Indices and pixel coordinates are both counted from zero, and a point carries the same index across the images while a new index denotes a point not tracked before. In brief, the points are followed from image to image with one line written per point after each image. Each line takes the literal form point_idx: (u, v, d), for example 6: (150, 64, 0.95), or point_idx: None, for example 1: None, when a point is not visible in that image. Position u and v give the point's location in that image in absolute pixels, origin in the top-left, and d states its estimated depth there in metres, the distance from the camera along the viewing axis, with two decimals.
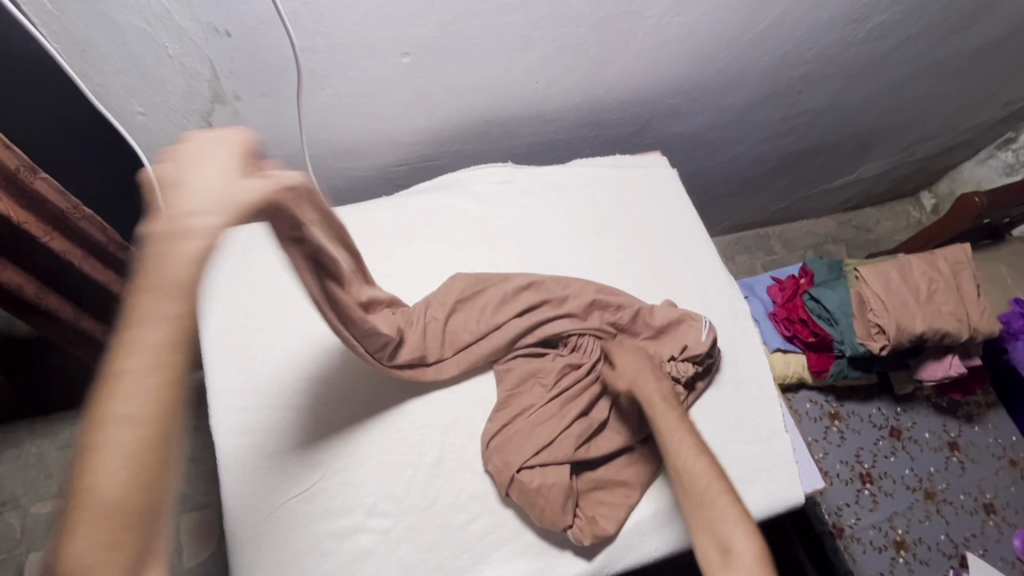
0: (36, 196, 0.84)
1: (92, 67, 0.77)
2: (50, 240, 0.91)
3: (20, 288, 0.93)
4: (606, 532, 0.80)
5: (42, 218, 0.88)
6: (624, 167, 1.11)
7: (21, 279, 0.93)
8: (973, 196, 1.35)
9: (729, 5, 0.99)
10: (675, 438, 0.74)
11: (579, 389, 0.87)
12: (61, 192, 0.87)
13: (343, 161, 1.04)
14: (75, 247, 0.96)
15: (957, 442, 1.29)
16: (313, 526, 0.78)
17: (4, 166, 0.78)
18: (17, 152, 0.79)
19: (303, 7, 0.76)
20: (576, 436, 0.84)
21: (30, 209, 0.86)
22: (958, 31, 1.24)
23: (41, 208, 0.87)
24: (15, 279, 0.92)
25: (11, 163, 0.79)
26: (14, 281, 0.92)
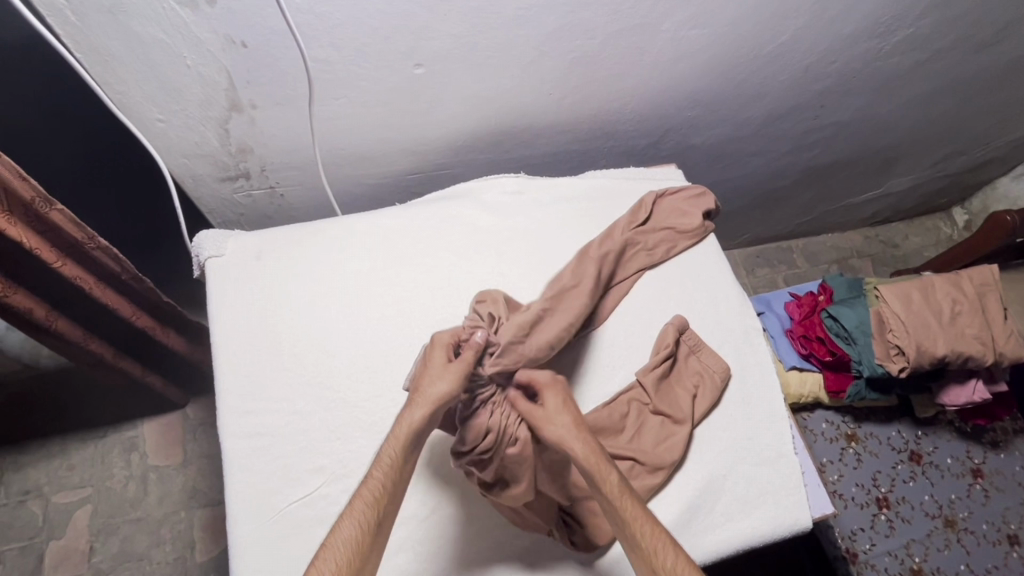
0: (51, 226, 0.84)
1: (114, 76, 0.79)
2: (66, 267, 0.90)
3: (29, 311, 0.91)
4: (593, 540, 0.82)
5: (57, 246, 0.87)
6: (637, 179, 1.10)
7: (29, 303, 0.91)
8: (1005, 215, 1.31)
9: (748, 18, 0.98)
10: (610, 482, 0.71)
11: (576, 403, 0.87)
12: (75, 223, 0.86)
13: (357, 168, 1.05)
14: (90, 273, 0.94)
15: (981, 469, 1.25)
16: (314, 531, 0.80)
17: (20, 197, 0.78)
18: (33, 182, 0.78)
19: (317, 19, 0.77)
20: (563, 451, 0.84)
21: (45, 236, 0.85)
22: (989, 45, 1.20)
23: (56, 236, 0.86)
24: (25, 303, 0.90)
25: (25, 194, 0.78)
26: (23, 306, 0.90)
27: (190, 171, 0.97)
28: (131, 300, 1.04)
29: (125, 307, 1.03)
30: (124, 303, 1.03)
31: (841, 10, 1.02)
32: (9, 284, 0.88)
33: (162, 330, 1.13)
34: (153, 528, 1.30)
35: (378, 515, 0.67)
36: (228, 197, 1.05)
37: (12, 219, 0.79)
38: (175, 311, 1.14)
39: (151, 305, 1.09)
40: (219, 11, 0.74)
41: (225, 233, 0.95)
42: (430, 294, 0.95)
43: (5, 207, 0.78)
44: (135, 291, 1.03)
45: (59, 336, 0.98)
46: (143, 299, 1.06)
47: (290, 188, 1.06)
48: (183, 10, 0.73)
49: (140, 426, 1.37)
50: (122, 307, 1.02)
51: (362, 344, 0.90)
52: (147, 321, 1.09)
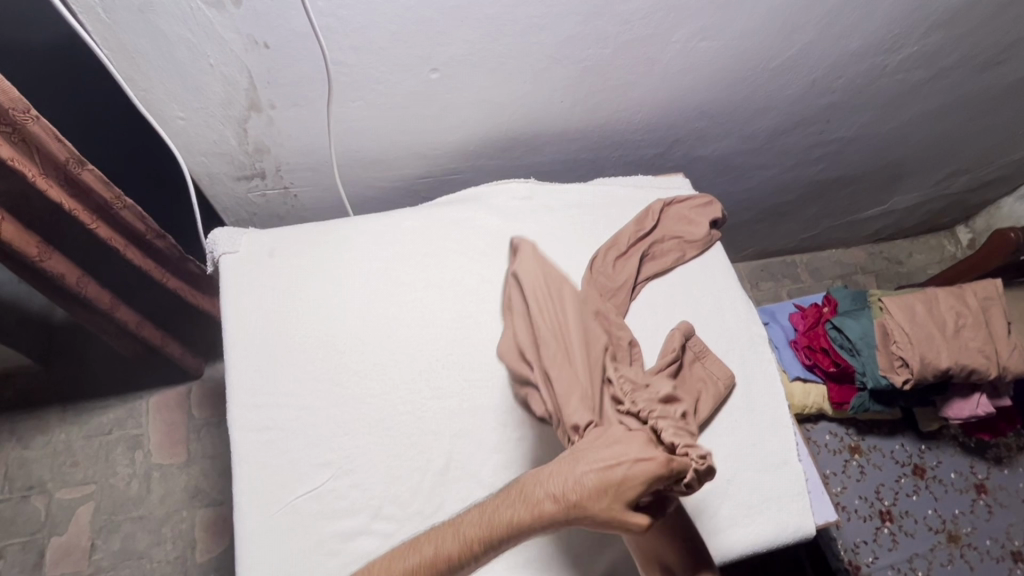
0: (83, 187, 0.86)
1: (140, 74, 0.82)
2: (100, 228, 0.93)
3: (61, 277, 0.95)
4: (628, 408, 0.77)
5: (88, 207, 0.90)
6: (646, 188, 1.12)
7: (63, 268, 0.95)
8: (1009, 232, 1.32)
9: (758, 31, 1.00)
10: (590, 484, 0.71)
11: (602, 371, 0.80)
12: (106, 183, 0.88)
13: (369, 171, 1.07)
14: (119, 235, 0.97)
15: (985, 485, 1.24)
16: (319, 525, 0.81)
17: (53, 157, 0.80)
18: (67, 144, 0.81)
19: (338, 22, 0.79)
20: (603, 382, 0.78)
21: (77, 197, 0.87)
22: (994, 64, 1.22)
23: (87, 198, 0.88)
24: (59, 267, 0.94)
25: (60, 155, 0.80)
26: (57, 270, 0.94)
27: (207, 169, 0.99)
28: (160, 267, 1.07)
29: (153, 269, 1.05)
30: (154, 266, 1.05)
31: (848, 26, 1.04)
32: (47, 249, 0.91)
33: (192, 291, 1.16)
34: (155, 527, 1.30)
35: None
36: (242, 196, 1.07)
37: (47, 180, 0.82)
38: (199, 272, 1.16)
39: (177, 267, 1.11)
40: (243, 12, 0.76)
41: (240, 230, 0.97)
42: (440, 291, 0.96)
43: (40, 167, 0.80)
44: (162, 253, 1.05)
45: (89, 300, 1.01)
46: (170, 261, 1.08)
47: (303, 189, 1.08)
48: (210, 10, 0.75)
49: (145, 424, 1.38)
50: (151, 268, 1.04)
51: (372, 345, 0.91)
52: (178, 282, 1.12)
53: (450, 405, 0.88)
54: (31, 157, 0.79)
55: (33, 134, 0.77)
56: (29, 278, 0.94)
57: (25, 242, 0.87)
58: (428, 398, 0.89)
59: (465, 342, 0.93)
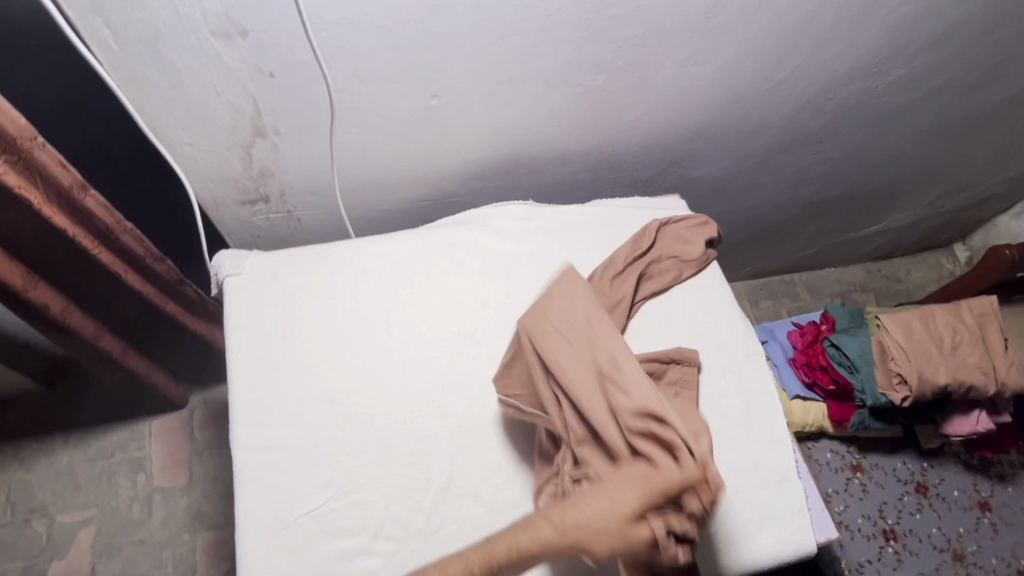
0: (85, 213, 0.88)
1: (148, 102, 0.84)
2: (101, 253, 0.95)
3: (46, 307, 0.97)
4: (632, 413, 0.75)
5: (89, 232, 0.92)
6: (642, 208, 1.14)
7: (48, 298, 0.97)
8: (1003, 249, 1.33)
9: (749, 56, 1.03)
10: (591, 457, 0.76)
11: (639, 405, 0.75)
12: (107, 208, 0.90)
13: (371, 194, 1.09)
14: (120, 259, 0.98)
15: (989, 502, 1.24)
16: (320, 545, 0.81)
17: (58, 184, 0.82)
18: (72, 171, 0.83)
19: (340, 51, 0.82)
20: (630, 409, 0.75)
21: (79, 222, 0.89)
22: (982, 85, 1.25)
23: (88, 222, 0.90)
24: (44, 297, 0.96)
25: (64, 182, 0.82)
26: (43, 300, 0.97)
27: (213, 193, 1.01)
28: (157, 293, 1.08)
29: (152, 293, 1.07)
30: (152, 290, 1.07)
31: (837, 50, 1.07)
32: (33, 279, 0.94)
33: (187, 315, 1.17)
34: (156, 550, 1.30)
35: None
36: (246, 220, 1.09)
37: (51, 207, 0.84)
38: (197, 298, 1.17)
39: (177, 292, 1.12)
40: (249, 42, 0.79)
41: (244, 253, 0.99)
42: (440, 311, 0.98)
43: (45, 194, 0.83)
44: (161, 277, 1.06)
45: (76, 329, 1.04)
46: (169, 286, 1.10)
47: (306, 213, 1.11)
48: (217, 42, 0.78)
49: (148, 446, 1.38)
50: (149, 292, 1.06)
51: (375, 365, 0.92)
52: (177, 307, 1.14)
53: (451, 423, 0.89)
54: (36, 185, 0.81)
55: (40, 163, 0.79)
56: (15, 309, 0.97)
57: (10, 273, 0.90)
58: (428, 416, 0.89)
59: (465, 362, 0.94)
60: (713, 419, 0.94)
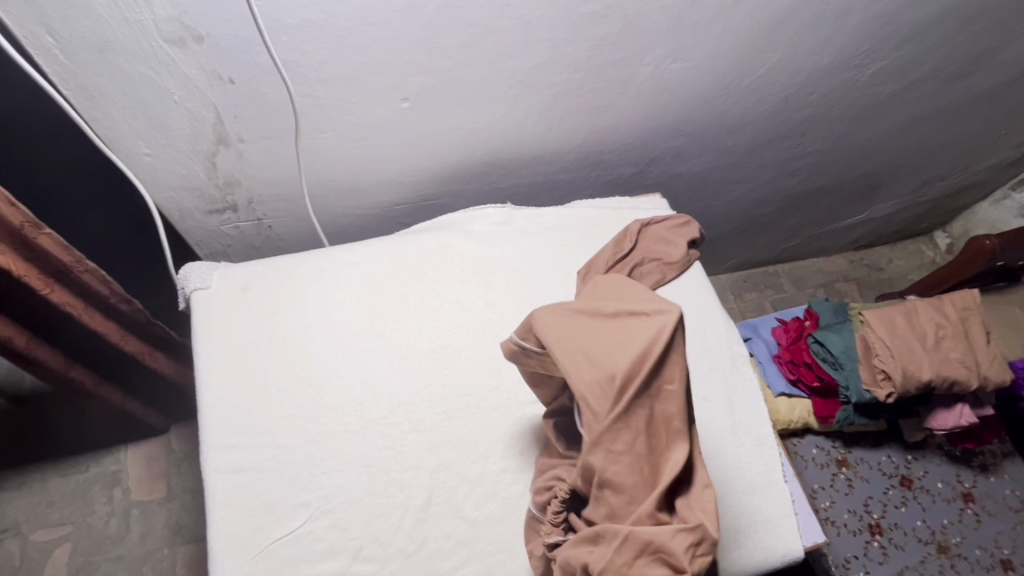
0: (40, 252, 0.83)
1: (102, 112, 0.80)
2: (53, 292, 0.90)
3: (8, 340, 0.92)
4: (619, 473, 0.65)
5: (44, 271, 0.87)
6: (624, 209, 1.12)
7: (12, 331, 0.93)
8: (984, 240, 1.33)
9: (728, 51, 1.01)
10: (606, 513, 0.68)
11: (631, 459, 0.65)
12: (64, 247, 0.86)
13: (344, 200, 1.06)
14: (77, 298, 0.94)
15: (972, 493, 1.24)
16: (298, 569, 0.79)
17: (8, 222, 0.77)
18: (22, 209, 0.78)
19: (305, 56, 0.78)
20: (626, 470, 0.65)
21: (32, 261, 0.84)
22: (962, 76, 1.24)
23: (42, 261, 0.86)
24: (6, 331, 0.92)
25: (13, 221, 0.78)
26: (5, 334, 0.92)
27: (177, 204, 0.97)
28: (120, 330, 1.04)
29: (113, 332, 1.02)
30: (113, 329, 1.03)
31: (818, 43, 1.05)
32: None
33: (154, 354, 1.13)
34: (135, 566, 1.27)
35: None
36: (214, 229, 1.05)
37: (0, 246, 0.79)
38: (164, 334, 1.13)
39: (142, 330, 1.08)
40: (206, 48, 0.75)
41: (211, 266, 0.95)
42: (417, 322, 0.95)
43: None
44: (124, 315, 1.02)
45: (40, 363, 0.99)
46: (137, 325, 1.06)
47: (277, 220, 1.07)
48: (171, 48, 0.74)
49: (124, 460, 1.34)
50: (109, 331, 1.02)
51: (351, 379, 0.89)
52: (138, 346, 1.09)
53: (431, 437, 0.87)
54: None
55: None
56: None
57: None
58: (409, 431, 0.87)
59: (445, 374, 0.91)
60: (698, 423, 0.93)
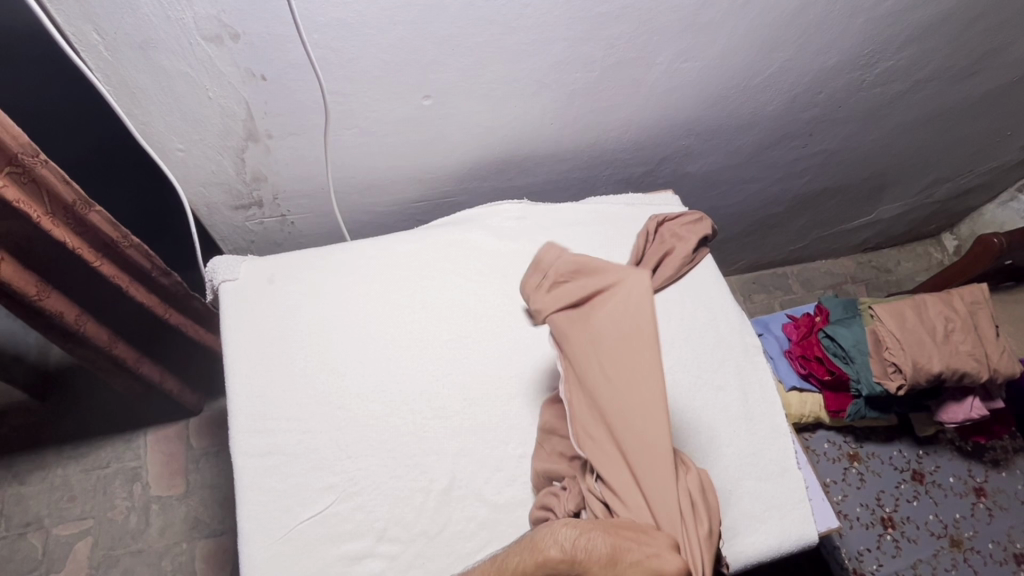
0: (90, 227, 0.88)
1: (139, 108, 0.83)
2: (102, 266, 0.94)
3: (61, 315, 0.96)
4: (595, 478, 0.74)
5: (93, 245, 0.91)
6: (637, 205, 1.14)
7: (64, 306, 0.96)
8: (991, 238, 1.35)
9: (738, 51, 1.04)
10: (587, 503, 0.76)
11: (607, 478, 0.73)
12: (112, 223, 0.89)
13: (365, 197, 1.09)
14: (123, 272, 0.98)
15: (984, 488, 1.25)
16: (325, 548, 0.81)
17: (62, 199, 0.82)
18: (75, 187, 0.82)
19: (334, 53, 0.82)
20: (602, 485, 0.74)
21: (83, 236, 0.89)
22: (967, 76, 1.26)
23: (93, 236, 0.90)
24: (59, 306, 0.95)
25: (66, 197, 0.82)
26: (57, 309, 0.95)
27: (206, 199, 1.00)
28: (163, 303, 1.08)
29: (158, 306, 1.06)
30: (156, 302, 1.06)
31: (826, 43, 1.08)
32: (45, 287, 0.92)
33: (194, 326, 1.17)
34: (154, 560, 1.28)
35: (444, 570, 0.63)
36: (239, 224, 1.08)
37: (54, 221, 0.84)
38: (200, 307, 1.16)
39: (181, 302, 1.11)
40: (241, 45, 0.78)
41: (238, 258, 0.98)
42: (437, 312, 0.97)
43: (48, 208, 0.82)
44: (166, 289, 1.06)
45: (88, 338, 1.02)
46: (175, 297, 1.09)
47: (301, 216, 1.10)
48: (208, 45, 0.77)
49: (143, 456, 1.36)
50: (154, 304, 1.05)
51: (374, 366, 0.92)
52: (179, 319, 1.13)
53: (452, 424, 0.89)
54: (38, 199, 0.80)
55: (43, 177, 0.78)
56: (28, 315, 0.95)
57: (24, 282, 0.88)
58: (431, 416, 0.89)
59: (464, 362, 0.94)
60: (713, 413, 0.95)
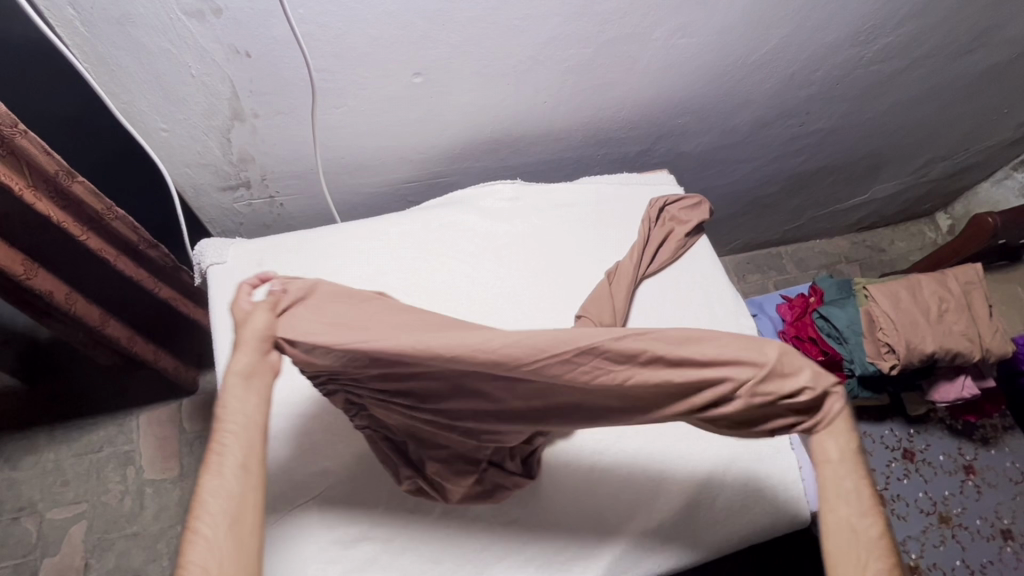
0: (73, 199, 0.86)
1: (120, 86, 0.81)
2: (89, 239, 0.93)
3: (52, 293, 0.96)
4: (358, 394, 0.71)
5: (77, 217, 0.89)
6: (631, 184, 1.14)
7: (51, 285, 0.95)
8: (986, 217, 1.34)
9: (735, 27, 1.02)
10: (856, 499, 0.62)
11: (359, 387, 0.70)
12: (97, 195, 0.88)
13: (355, 177, 1.07)
14: (110, 245, 0.97)
15: (973, 465, 1.26)
16: (319, 531, 0.78)
17: (44, 170, 0.80)
18: (57, 157, 0.80)
19: (320, 29, 0.79)
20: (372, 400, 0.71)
21: (68, 209, 0.87)
22: (966, 53, 1.25)
23: (78, 209, 0.88)
24: (48, 283, 0.95)
25: (49, 167, 0.80)
26: (46, 287, 0.95)
27: (192, 180, 0.98)
28: (152, 275, 1.07)
29: (146, 279, 1.06)
30: (144, 275, 1.06)
31: (824, 19, 1.06)
32: (33, 266, 0.92)
33: (184, 302, 1.17)
34: (149, 543, 1.27)
35: (241, 457, 0.58)
36: (228, 207, 1.06)
37: (37, 192, 0.82)
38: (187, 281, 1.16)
39: (168, 276, 1.11)
40: (224, 21, 0.76)
41: (226, 242, 0.97)
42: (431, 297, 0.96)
43: (30, 180, 0.81)
44: (154, 263, 1.06)
45: (77, 317, 1.02)
46: (163, 272, 1.09)
47: (289, 198, 1.08)
48: (189, 21, 0.75)
49: (136, 440, 1.35)
50: (143, 278, 1.05)
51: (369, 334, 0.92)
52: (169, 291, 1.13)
53: None
54: (20, 169, 0.79)
55: (23, 148, 0.76)
56: (16, 292, 0.95)
57: (10, 261, 0.88)
58: None
59: None
60: None
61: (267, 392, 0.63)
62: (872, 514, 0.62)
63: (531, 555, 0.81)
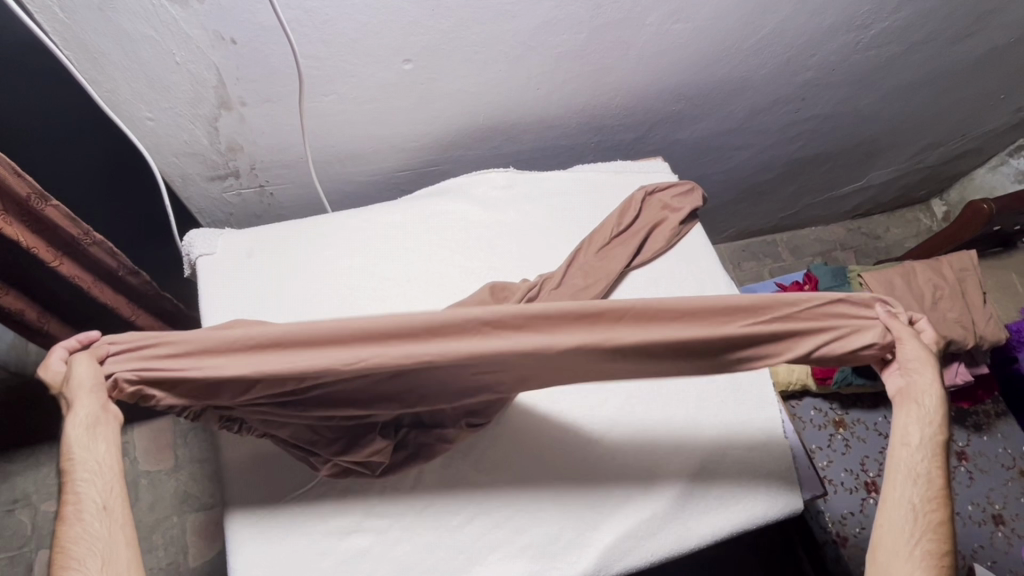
0: (46, 222, 0.84)
1: (103, 74, 0.80)
2: (62, 266, 0.91)
3: (21, 313, 0.93)
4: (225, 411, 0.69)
5: (50, 242, 0.88)
6: (625, 171, 1.13)
7: (23, 305, 0.93)
8: (981, 203, 1.33)
9: (730, 12, 1.00)
10: (922, 477, 0.67)
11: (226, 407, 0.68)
12: (71, 219, 0.87)
13: (346, 167, 1.06)
14: (87, 272, 0.96)
15: (966, 451, 1.27)
16: (311, 524, 0.79)
17: (15, 194, 0.78)
18: (28, 179, 0.79)
19: (306, 15, 0.78)
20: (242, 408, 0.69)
21: (41, 234, 0.86)
22: (962, 37, 1.23)
23: (52, 233, 0.87)
24: (18, 304, 0.92)
25: (21, 192, 0.79)
26: (17, 307, 0.92)
27: (180, 169, 0.97)
28: (137, 294, 1.06)
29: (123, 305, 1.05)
30: (124, 303, 1.06)
31: (820, 3, 1.04)
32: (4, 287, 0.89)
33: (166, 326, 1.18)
34: (145, 534, 1.26)
35: (105, 499, 0.58)
36: (217, 196, 1.05)
37: (8, 216, 0.80)
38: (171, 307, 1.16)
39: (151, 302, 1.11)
40: (208, 7, 0.74)
41: (216, 233, 0.96)
42: (423, 282, 0.95)
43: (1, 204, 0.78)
44: (135, 289, 1.05)
45: (50, 335, 1.00)
46: (145, 297, 1.09)
47: (279, 187, 1.07)
48: (172, 7, 0.73)
49: (130, 431, 1.34)
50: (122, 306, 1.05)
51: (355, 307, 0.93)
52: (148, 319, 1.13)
53: None
54: None
55: None
56: None
57: None
58: None
59: None
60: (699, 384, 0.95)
61: (116, 438, 0.62)
62: (936, 501, 0.66)
63: (523, 544, 0.81)
